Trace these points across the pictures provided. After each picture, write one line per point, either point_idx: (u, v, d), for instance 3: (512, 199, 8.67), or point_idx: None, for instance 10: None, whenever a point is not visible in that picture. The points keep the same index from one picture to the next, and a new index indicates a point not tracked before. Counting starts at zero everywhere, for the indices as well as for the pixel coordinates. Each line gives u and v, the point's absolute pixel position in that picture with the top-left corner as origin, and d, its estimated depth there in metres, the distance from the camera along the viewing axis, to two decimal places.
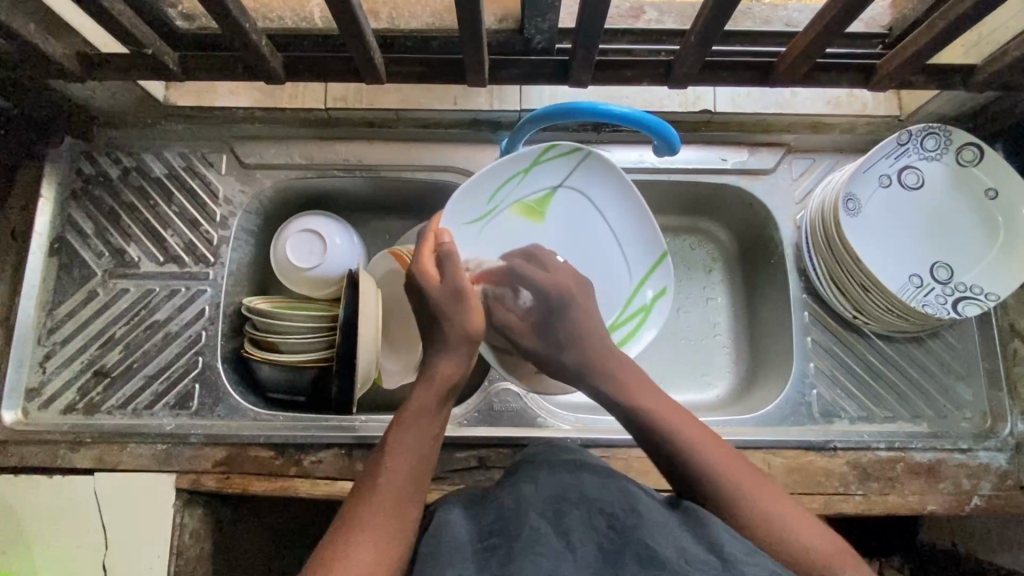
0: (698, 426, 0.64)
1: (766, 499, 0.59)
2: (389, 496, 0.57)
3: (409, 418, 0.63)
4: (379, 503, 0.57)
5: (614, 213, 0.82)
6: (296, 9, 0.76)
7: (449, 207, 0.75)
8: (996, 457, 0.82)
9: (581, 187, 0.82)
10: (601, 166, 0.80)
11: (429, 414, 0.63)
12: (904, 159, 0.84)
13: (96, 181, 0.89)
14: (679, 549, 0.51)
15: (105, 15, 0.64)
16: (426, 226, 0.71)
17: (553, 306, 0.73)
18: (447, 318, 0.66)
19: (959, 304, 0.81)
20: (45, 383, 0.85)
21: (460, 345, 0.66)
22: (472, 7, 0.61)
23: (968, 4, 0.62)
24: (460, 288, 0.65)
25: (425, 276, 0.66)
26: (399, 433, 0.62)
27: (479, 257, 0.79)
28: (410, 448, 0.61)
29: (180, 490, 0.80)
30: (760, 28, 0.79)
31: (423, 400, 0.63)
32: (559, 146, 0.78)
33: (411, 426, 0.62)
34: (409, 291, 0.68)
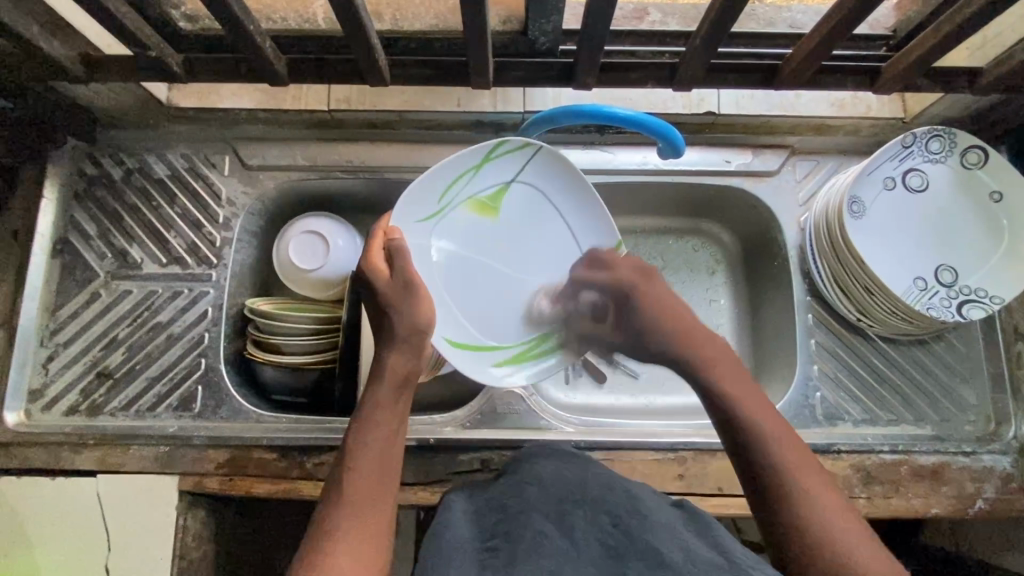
0: (781, 424, 0.60)
1: (826, 508, 0.55)
2: (355, 497, 0.57)
3: (368, 416, 0.62)
4: (353, 503, 0.57)
5: (567, 205, 0.81)
6: (299, 10, 0.75)
7: (400, 204, 0.72)
8: (1000, 460, 0.82)
9: (534, 182, 0.80)
10: (556, 159, 0.78)
11: (388, 410, 0.63)
12: (908, 162, 0.83)
13: (99, 182, 0.89)
14: (682, 550, 0.51)
15: (108, 16, 0.64)
16: (373, 228, 0.70)
17: (627, 295, 0.73)
18: (398, 312, 0.65)
19: (963, 307, 0.81)
20: (47, 384, 0.84)
21: (414, 339, 0.65)
22: (477, 9, 0.61)
23: (974, 7, 0.62)
24: (409, 279, 0.65)
25: (373, 273, 0.66)
26: (359, 432, 0.61)
27: (431, 256, 0.76)
28: (372, 446, 0.60)
29: (183, 492, 0.80)
30: (765, 30, 0.79)
31: (379, 397, 0.63)
32: (512, 141, 0.77)
33: (369, 424, 0.62)
34: (365, 292, 0.67)
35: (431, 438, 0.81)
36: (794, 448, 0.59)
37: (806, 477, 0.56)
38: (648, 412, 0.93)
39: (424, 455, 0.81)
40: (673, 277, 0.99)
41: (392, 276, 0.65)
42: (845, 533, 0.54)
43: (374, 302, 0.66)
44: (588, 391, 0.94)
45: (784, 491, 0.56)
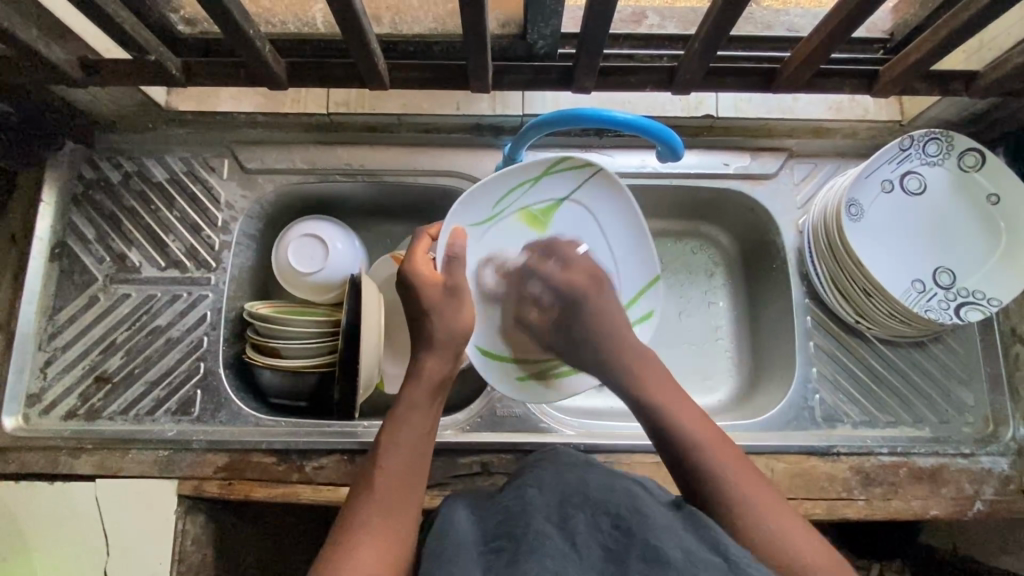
0: (721, 442, 0.62)
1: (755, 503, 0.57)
2: (385, 496, 0.57)
3: (401, 416, 0.63)
4: (380, 499, 0.57)
5: (614, 228, 0.81)
6: (299, 14, 0.76)
7: (452, 212, 0.74)
8: (999, 462, 0.82)
9: (586, 203, 0.80)
10: (607, 182, 0.78)
11: (423, 411, 0.63)
12: (906, 164, 0.84)
13: (97, 186, 0.89)
14: (682, 551, 0.50)
15: (108, 21, 0.64)
16: (420, 230, 0.73)
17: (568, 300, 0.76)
18: (440, 317, 0.67)
19: (962, 309, 0.81)
20: (45, 389, 0.84)
21: (451, 345, 0.67)
22: (478, 13, 0.61)
23: (972, 12, 0.62)
24: (457, 288, 0.69)
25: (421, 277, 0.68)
26: (391, 431, 0.62)
27: (480, 261, 0.78)
28: (405, 444, 0.61)
29: (182, 496, 0.80)
30: (763, 33, 0.79)
31: (413, 398, 0.64)
32: (568, 161, 0.77)
33: (403, 424, 0.62)
34: (404, 293, 0.69)
35: (431, 441, 0.81)
36: (722, 448, 0.62)
37: (739, 477, 0.59)
38: None
39: None
40: (672, 279, 0.99)
41: (440, 283, 0.69)
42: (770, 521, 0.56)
43: (412, 304, 0.68)
44: (587, 393, 0.94)
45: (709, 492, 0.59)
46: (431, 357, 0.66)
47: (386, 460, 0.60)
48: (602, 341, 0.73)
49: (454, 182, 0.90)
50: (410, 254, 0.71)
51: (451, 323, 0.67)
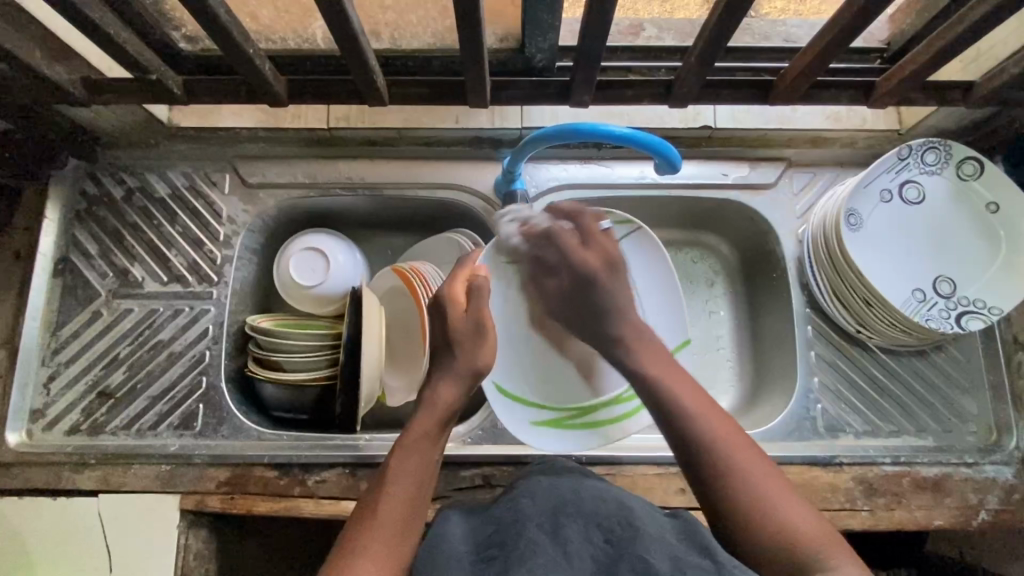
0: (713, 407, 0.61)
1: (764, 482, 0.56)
2: (388, 522, 0.57)
3: (412, 442, 0.62)
4: (380, 525, 0.56)
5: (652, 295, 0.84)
6: (298, 31, 0.74)
7: (494, 243, 0.81)
8: (1002, 471, 0.82)
9: (625, 263, 0.85)
10: (648, 243, 0.83)
11: (432, 440, 0.63)
12: (905, 174, 0.84)
13: (99, 202, 0.90)
14: (671, 557, 0.51)
15: (110, 43, 0.65)
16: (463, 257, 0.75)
17: (586, 277, 0.70)
18: (462, 349, 0.67)
19: (962, 318, 0.81)
20: (49, 404, 0.85)
21: (468, 378, 0.66)
22: (475, 30, 0.61)
23: (966, 25, 0.63)
24: (480, 319, 0.68)
25: (451, 300, 0.69)
26: (398, 456, 0.61)
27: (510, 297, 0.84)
28: (412, 472, 0.60)
29: (184, 511, 0.80)
30: (760, 44, 0.80)
31: (424, 426, 0.63)
32: (613, 214, 0.82)
33: (412, 450, 0.61)
34: (434, 311, 0.70)
35: None
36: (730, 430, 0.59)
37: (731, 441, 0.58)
38: None
39: None
40: None
41: (466, 313, 0.68)
42: (784, 507, 0.55)
43: (440, 324, 0.69)
44: None
45: (719, 470, 0.57)
46: (444, 384, 0.65)
47: (392, 484, 0.59)
48: (612, 318, 0.69)
49: (454, 195, 0.90)
50: (450, 276, 0.72)
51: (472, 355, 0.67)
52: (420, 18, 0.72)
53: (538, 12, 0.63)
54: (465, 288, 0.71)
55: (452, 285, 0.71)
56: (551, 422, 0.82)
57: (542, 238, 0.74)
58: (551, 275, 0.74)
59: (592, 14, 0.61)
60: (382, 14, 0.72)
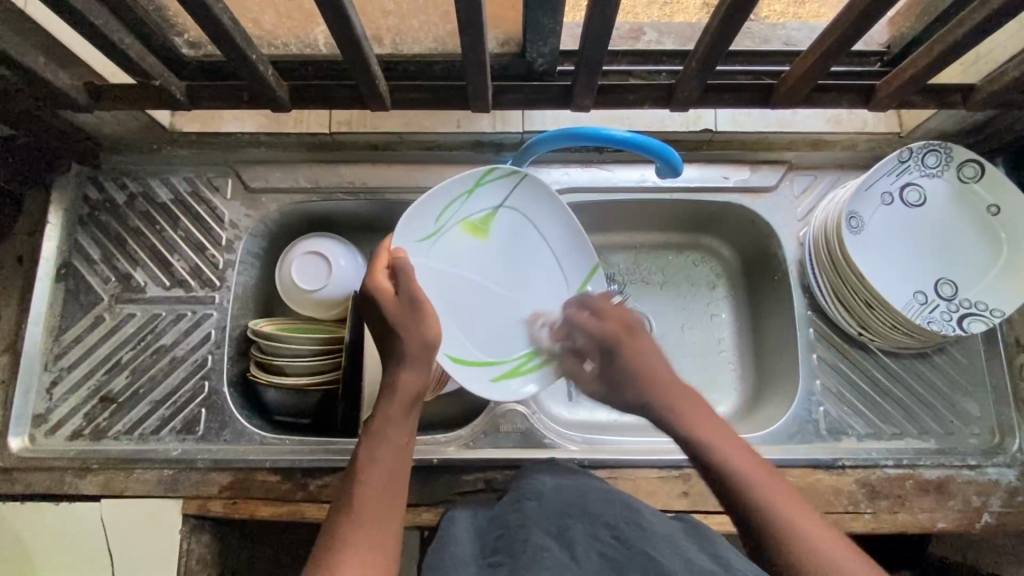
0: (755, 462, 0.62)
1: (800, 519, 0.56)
2: (365, 509, 0.57)
3: (380, 430, 0.63)
4: (357, 510, 0.58)
5: (553, 233, 0.83)
6: (300, 37, 0.74)
7: (399, 226, 0.74)
8: (1005, 473, 0.82)
9: (520, 209, 0.82)
10: (538, 187, 0.81)
11: (400, 424, 0.64)
12: (906, 176, 0.84)
13: (102, 207, 0.90)
14: (681, 561, 0.51)
15: (115, 49, 0.65)
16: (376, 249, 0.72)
17: (609, 347, 0.75)
18: (407, 332, 0.66)
19: (964, 320, 0.81)
20: (51, 409, 0.85)
21: (425, 357, 0.66)
22: (478, 36, 0.62)
23: (966, 29, 0.63)
24: (412, 301, 0.66)
25: (378, 291, 0.67)
26: (369, 442, 0.62)
27: (436, 272, 0.77)
28: (381, 460, 0.61)
29: (187, 515, 0.80)
30: (760, 48, 0.81)
31: (388, 413, 0.64)
32: (500, 167, 0.79)
33: (381, 435, 0.63)
34: (369, 310, 0.69)
35: (435, 458, 0.81)
36: (764, 473, 0.61)
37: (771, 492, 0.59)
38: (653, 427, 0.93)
39: (429, 475, 0.80)
40: (674, 293, 0.99)
41: (397, 296, 0.67)
42: (822, 543, 0.54)
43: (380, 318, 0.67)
44: (592, 408, 0.94)
45: (767, 521, 0.57)
46: (405, 372, 0.65)
47: (365, 470, 0.60)
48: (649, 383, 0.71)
49: None
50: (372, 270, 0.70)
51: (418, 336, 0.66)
52: (422, 24, 0.73)
53: (540, 17, 0.63)
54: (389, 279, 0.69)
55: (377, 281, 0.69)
56: (511, 372, 0.81)
57: (566, 330, 0.81)
58: (586, 363, 0.79)
59: (594, 20, 0.61)
60: (384, 20, 0.73)
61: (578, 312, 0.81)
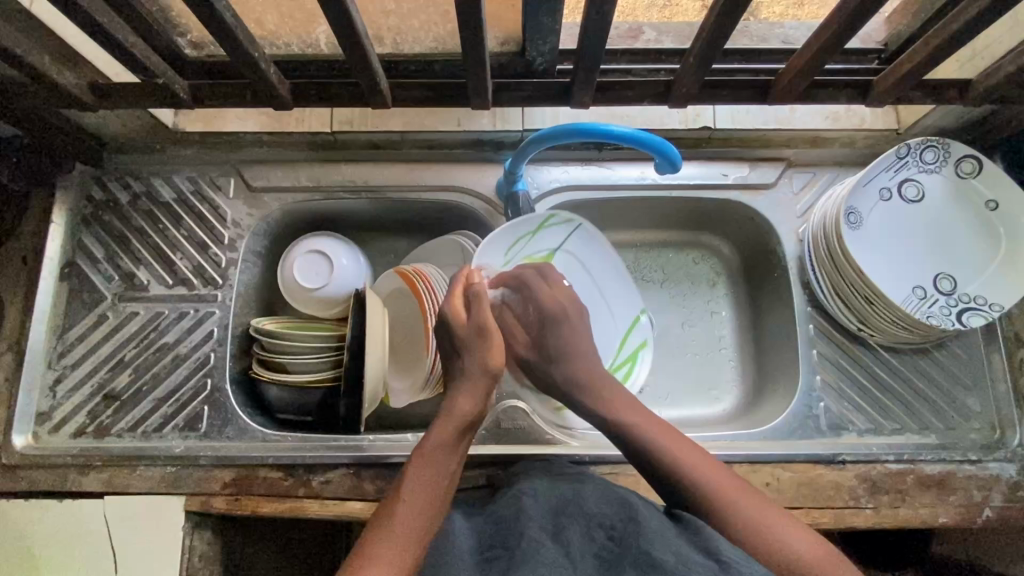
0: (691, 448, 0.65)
1: (747, 506, 0.59)
2: (406, 530, 0.55)
3: (430, 451, 0.62)
4: (400, 527, 0.55)
5: (602, 274, 0.92)
6: (302, 36, 0.75)
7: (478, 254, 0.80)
8: (1006, 468, 0.82)
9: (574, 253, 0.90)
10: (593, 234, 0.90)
11: (449, 450, 0.62)
12: (903, 172, 0.84)
13: (105, 207, 0.91)
14: (672, 553, 0.50)
15: (119, 48, 0.66)
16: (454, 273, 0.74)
17: (551, 314, 0.78)
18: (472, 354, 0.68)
19: (963, 315, 0.82)
20: (54, 407, 0.85)
21: (480, 384, 0.67)
22: (478, 33, 0.63)
23: (961, 24, 0.63)
24: (481, 324, 0.68)
25: (452, 315, 0.69)
26: (416, 465, 0.61)
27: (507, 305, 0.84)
28: (427, 482, 0.59)
29: (190, 512, 0.80)
30: (758, 46, 0.82)
31: (440, 436, 0.63)
32: (559, 216, 0.87)
33: (430, 458, 0.61)
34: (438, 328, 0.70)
35: None
36: (700, 458, 0.64)
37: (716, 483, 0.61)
38: None
39: None
40: (674, 290, 1.00)
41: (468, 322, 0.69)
42: (755, 514, 0.59)
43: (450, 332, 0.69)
44: None
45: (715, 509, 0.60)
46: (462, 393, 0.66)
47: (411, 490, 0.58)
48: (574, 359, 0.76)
49: (456, 197, 0.91)
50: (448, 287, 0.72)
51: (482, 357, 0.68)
52: (422, 23, 0.73)
53: (539, 16, 0.64)
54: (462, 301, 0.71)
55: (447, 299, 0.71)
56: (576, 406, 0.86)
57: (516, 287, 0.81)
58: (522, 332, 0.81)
59: (592, 17, 0.62)
60: (385, 19, 0.74)
61: (533, 276, 0.80)
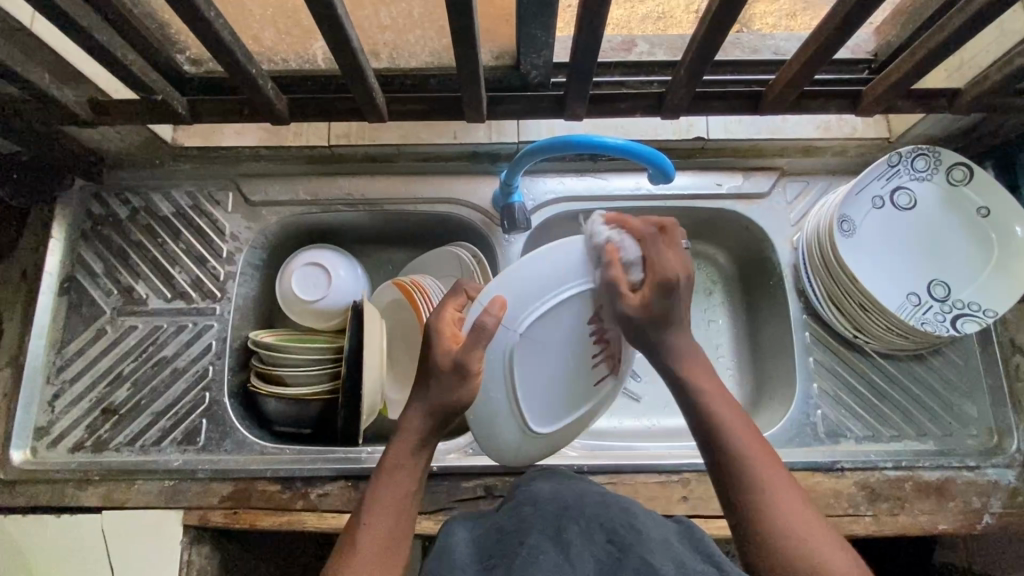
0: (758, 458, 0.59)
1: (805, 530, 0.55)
2: (368, 553, 0.55)
3: (391, 469, 0.61)
4: (367, 558, 0.55)
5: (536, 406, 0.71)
6: (300, 53, 0.76)
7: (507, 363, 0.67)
8: (1004, 474, 0.82)
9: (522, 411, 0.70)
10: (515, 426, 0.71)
11: (410, 469, 0.61)
12: (896, 180, 0.85)
13: (105, 221, 0.91)
14: (673, 563, 0.48)
15: (118, 66, 0.67)
16: (449, 301, 0.66)
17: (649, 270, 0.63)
18: (438, 383, 0.62)
19: (958, 321, 0.82)
20: (53, 422, 0.85)
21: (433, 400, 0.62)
22: (473, 48, 0.64)
23: (947, 33, 0.64)
24: (460, 365, 0.61)
25: (434, 329, 0.63)
26: (382, 483, 0.60)
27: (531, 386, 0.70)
28: (389, 505, 0.59)
29: (188, 526, 0.80)
30: (749, 58, 0.83)
31: (397, 455, 0.62)
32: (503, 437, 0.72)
33: (394, 477, 0.61)
34: (422, 344, 0.64)
35: (435, 466, 0.81)
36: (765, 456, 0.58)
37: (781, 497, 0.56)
38: (649, 433, 0.93)
39: (429, 483, 0.81)
40: None
41: (456, 346, 0.62)
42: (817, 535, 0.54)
43: (423, 355, 0.63)
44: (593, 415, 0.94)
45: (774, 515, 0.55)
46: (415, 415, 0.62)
47: (376, 512, 0.58)
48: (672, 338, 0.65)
49: (454, 210, 0.92)
50: (440, 305, 0.66)
51: (438, 387, 0.62)
52: (418, 39, 0.74)
53: (532, 30, 0.64)
54: (456, 316, 0.65)
55: (442, 314, 0.65)
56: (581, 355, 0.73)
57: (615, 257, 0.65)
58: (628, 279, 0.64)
59: (584, 31, 0.62)
60: (381, 35, 0.73)
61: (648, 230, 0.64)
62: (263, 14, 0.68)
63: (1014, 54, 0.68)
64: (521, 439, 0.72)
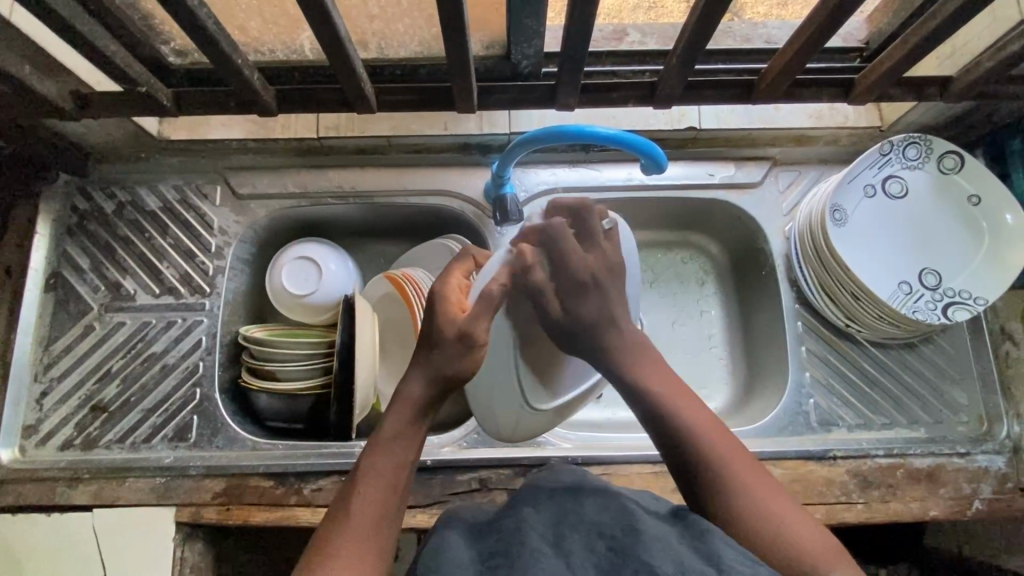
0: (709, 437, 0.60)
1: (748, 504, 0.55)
2: (363, 527, 0.52)
3: (387, 440, 0.58)
4: (360, 533, 0.52)
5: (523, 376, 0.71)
6: (287, 43, 0.75)
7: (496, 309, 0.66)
8: (995, 460, 0.82)
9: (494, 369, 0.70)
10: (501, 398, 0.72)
11: (407, 442, 0.58)
12: (887, 169, 0.85)
13: (91, 216, 0.90)
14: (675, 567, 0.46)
15: (100, 57, 0.65)
16: (451, 269, 0.67)
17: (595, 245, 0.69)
18: (441, 352, 0.61)
19: (948, 309, 0.82)
20: (41, 420, 0.84)
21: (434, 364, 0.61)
22: (463, 39, 0.63)
23: (940, 19, 0.64)
24: (468, 333, 0.60)
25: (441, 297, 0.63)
26: (376, 454, 0.57)
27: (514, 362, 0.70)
28: (385, 476, 0.55)
29: (181, 523, 0.79)
30: (741, 46, 0.82)
31: (394, 426, 0.58)
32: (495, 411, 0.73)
33: (384, 454, 0.57)
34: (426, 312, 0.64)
35: (429, 460, 0.81)
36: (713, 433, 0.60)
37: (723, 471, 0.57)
38: (641, 423, 0.94)
39: (423, 477, 0.80)
40: (663, 290, 1.00)
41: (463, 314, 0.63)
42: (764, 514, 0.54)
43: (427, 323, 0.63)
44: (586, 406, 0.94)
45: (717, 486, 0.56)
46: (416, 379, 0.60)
47: (370, 483, 0.54)
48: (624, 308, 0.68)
49: (445, 202, 0.91)
50: (447, 271, 0.66)
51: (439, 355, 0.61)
52: (407, 28, 0.73)
53: (523, 19, 0.63)
54: (462, 281, 0.66)
55: (448, 281, 0.65)
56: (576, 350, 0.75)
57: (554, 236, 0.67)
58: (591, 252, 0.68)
59: (575, 19, 0.62)
60: (369, 24, 0.72)
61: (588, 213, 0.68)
62: (248, 3, 0.67)
63: (1007, 40, 0.68)
64: (530, 417, 0.75)
